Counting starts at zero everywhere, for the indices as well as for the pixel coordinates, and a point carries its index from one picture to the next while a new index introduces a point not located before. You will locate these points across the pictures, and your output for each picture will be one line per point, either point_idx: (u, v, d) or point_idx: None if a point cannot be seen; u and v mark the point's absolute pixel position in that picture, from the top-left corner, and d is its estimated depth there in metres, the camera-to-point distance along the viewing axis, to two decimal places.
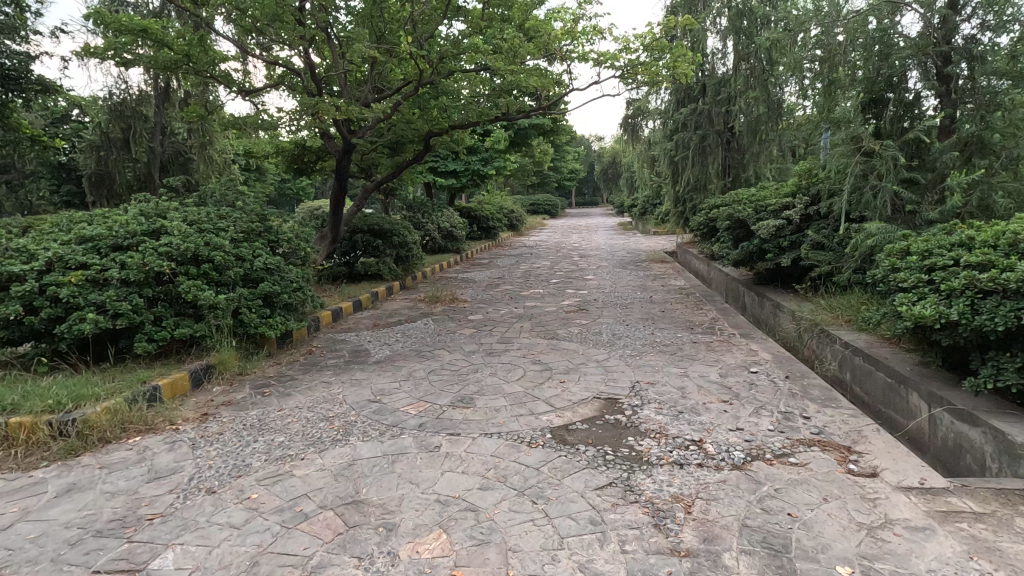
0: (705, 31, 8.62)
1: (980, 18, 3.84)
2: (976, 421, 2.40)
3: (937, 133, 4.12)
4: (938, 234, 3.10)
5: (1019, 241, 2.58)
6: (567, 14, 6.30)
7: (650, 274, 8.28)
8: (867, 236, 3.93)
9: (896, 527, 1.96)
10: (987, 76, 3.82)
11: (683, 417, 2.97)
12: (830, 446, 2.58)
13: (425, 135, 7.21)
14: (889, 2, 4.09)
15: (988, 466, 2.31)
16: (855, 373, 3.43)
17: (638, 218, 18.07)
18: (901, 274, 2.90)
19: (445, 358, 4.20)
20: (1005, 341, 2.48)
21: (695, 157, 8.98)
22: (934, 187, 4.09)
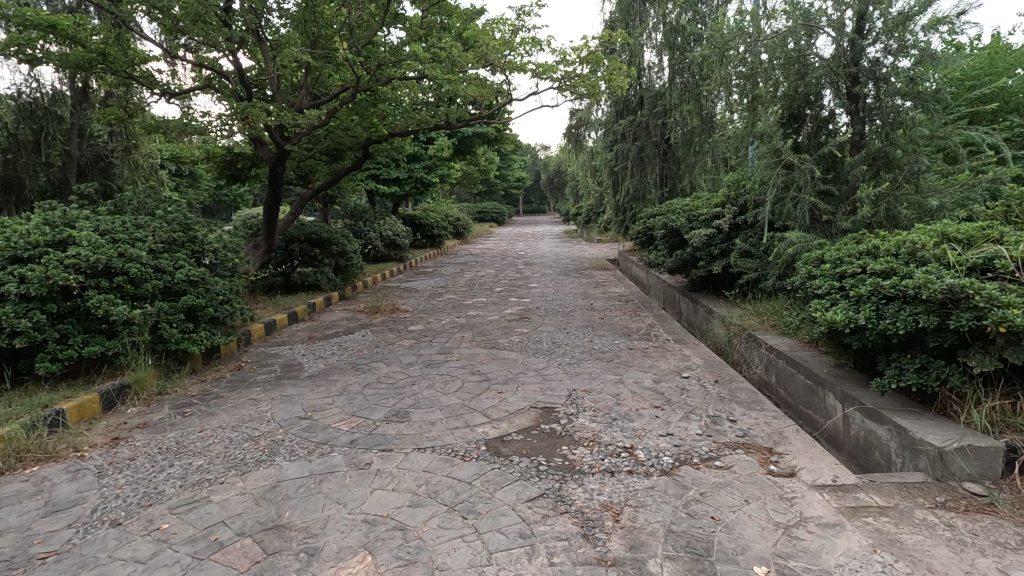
0: (641, 46, 8.92)
1: (884, 43, 4.14)
2: (883, 420, 2.55)
3: (849, 148, 4.40)
4: (848, 244, 3.30)
5: (918, 249, 2.78)
6: (506, 24, 6.35)
7: (591, 281, 8.42)
8: (788, 244, 4.14)
9: (810, 524, 2.05)
10: (891, 97, 4.11)
11: (616, 424, 3.02)
12: (753, 448, 2.69)
13: (364, 142, 7.08)
14: (805, 25, 4.36)
15: (894, 461, 2.47)
16: (779, 376, 3.59)
17: (583, 227, 18.36)
18: (817, 282, 3.06)
19: (382, 371, 4.11)
20: (905, 343, 2.66)
21: (634, 166, 9.26)
22: (846, 199, 4.37)
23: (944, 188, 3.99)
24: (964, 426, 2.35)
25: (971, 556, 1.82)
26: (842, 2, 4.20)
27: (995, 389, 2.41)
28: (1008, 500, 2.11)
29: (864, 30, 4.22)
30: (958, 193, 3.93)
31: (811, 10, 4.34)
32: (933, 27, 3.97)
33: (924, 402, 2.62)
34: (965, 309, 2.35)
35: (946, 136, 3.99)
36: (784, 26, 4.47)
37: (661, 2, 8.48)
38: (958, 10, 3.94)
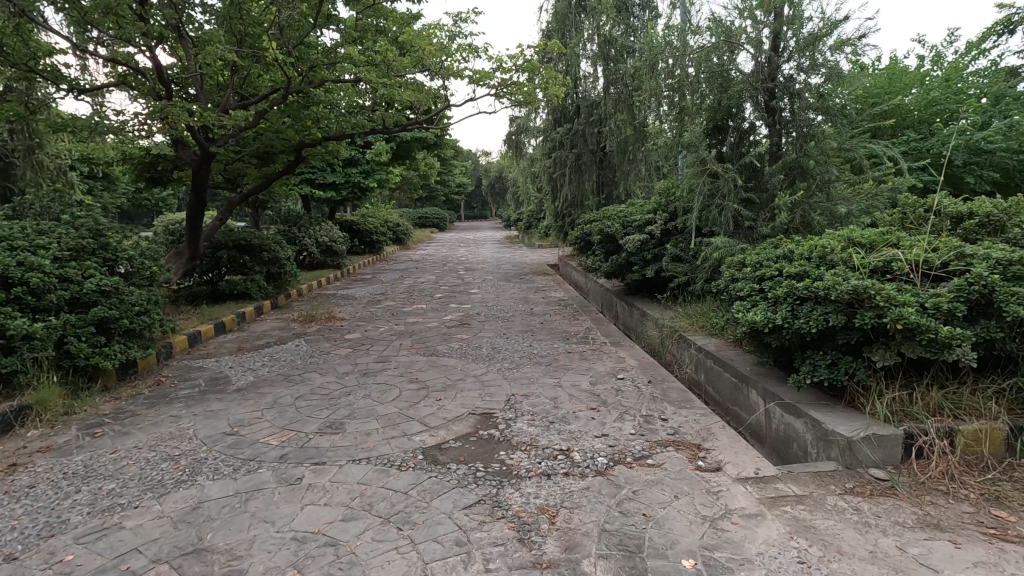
0: (577, 56, 9.16)
1: (797, 61, 4.43)
2: (800, 413, 2.72)
3: (768, 158, 4.68)
4: (767, 249, 3.50)
5: (827, 253, 2.98)
6: (443, 30, 6.36)
7: (531, 286, 8.50)
8: (714, 249, 4.35)
9: (734, 516, 2.15)
10: (804, 111, 4.40)
11: (553, 427, 3.06)
12: (683, 445, 2.79)
13: (296, 145, 6.86)
14: (726, 42, 4.60)
15: (810, 452, 2.64)
16: (707, 374, 3.76)
17: (524, 232, 18.52)
18: (739, 285, 3.23)
19: (316, 382, 3.97)
20: (818, 341, 2.85)
21: (572, 173, 9.46)
22: (766, 206, 4.64)
23: (851, 197, 4.32)
24: (870, 416, 2.54)
25: (875, 537, 1.97)
26: (759, 22, 4.47)
27: (895, 381, 2.62)
28: (907, 483, 2.30)
29: (779, 48, 4.50)
30: (863, 202, 4.26)
31: (732, 28, 4.59)
32: (839, 48, 4.30)
33: (835, 395, 2.81)
34: (868, 309, 2.55)
35: (852, 148, 4.32)
36: (708, 42, 4.71)
37: (595, 14, 8.75)
38: (860, 33, 4.28)
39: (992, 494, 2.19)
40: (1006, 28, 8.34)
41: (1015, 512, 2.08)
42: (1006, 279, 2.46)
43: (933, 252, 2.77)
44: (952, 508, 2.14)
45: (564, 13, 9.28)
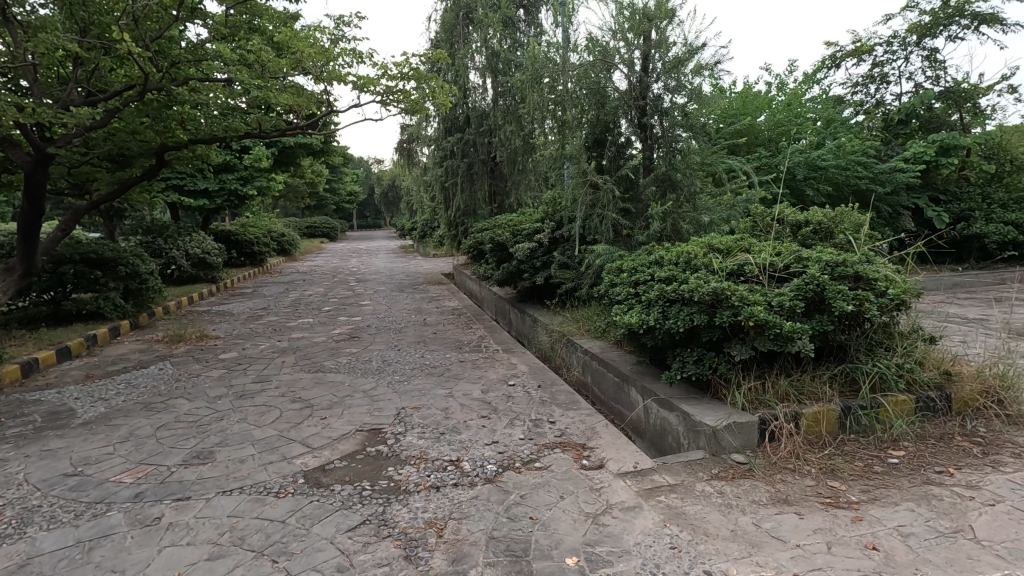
0: (465, 67, 9.25)
1: (664, 81, 4.80)
2: (673, 407, 2.92)
3: (642, 171, 5.01)
4: (641, 255, 3.74)
5: (692, 258, 3.25)
6: (324, 33, 6.11)
7: (425, 296, 8.39)
8: (596, 256, 4.57)
9: (614, 510, 2.25)
10: (672, 128, 4.79)
11: (443, 438, 3.03)
12: (569, 446, 2.89)
13: (157, 148, 6.23)
14: (602, 61, 4.87)
15: (683, 443, 2.84)
16: (593, 376, 3.94)
17: (419, 241, 18.27)
18: (617, 290, 3.41)
19: (182, 408, 3.59)
20: (686, 340, 3.09)
21: (463, 183, 9.51)
22: (642, 215, 4.97)
23: (714, 207, 4.76)
24: (730, 406, 2.80)
25: (735, 516, 2.17)
26: (631, 43, 4.79)
27: (751, 373, 2.91)
28: (762, 464, 2.56)
29: (648, 69, 4.85)
30: (722, 211, 4.72)
31: (607, 48, 4.88)
32: (699, 72, 4.72)
33: (702, 389, 3.06)
34: (726, 308, 2.81)
35: (713, 163, 4.77)
36: (585, 60, 4.96)
37: (482, 27, 8.91)
38: (716, 59, 4.74)
39: (828, 467, 2.50)
40: (833, 63, 9.68)
41: (846, 482, 2.39)
42: (834, 279, 2.85)
43: (778, 255, 3.13)
44: (798, 483, 2.40)
45: (451, 23, 9.33)
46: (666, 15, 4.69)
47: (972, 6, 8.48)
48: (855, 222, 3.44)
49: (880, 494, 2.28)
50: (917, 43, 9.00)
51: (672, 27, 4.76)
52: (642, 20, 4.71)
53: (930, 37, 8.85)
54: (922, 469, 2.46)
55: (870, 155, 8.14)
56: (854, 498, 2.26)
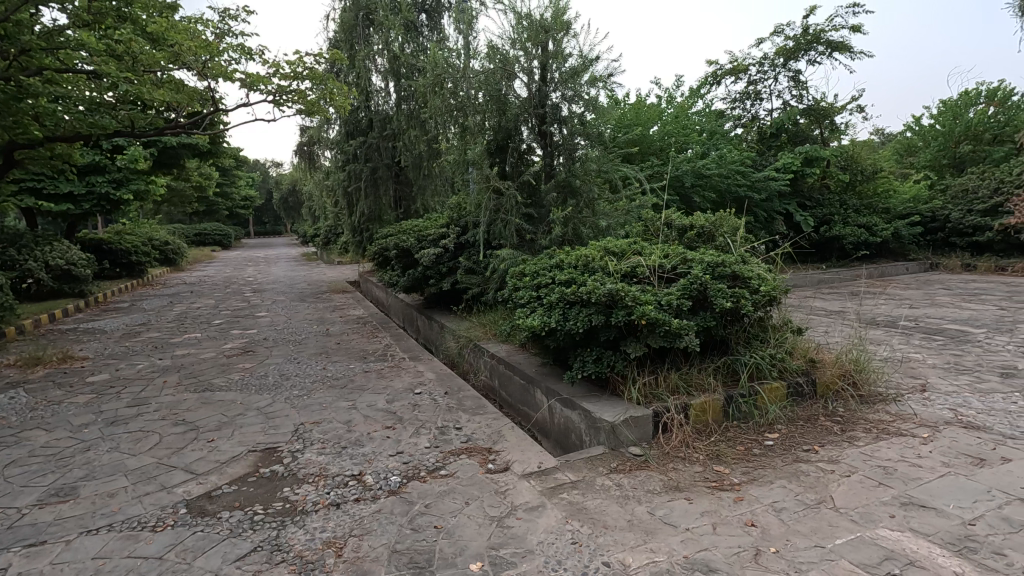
0: (367, 70, 9.03)
1: (562, 91, 4.96)
2: (575, 406, 3.02)
3: (543, 177, 5.14)
4: (543, 259, 3.84)
5: (590, 262, 3.38)
6: (207, 25, 5.71)
7: (328, 306, 8.05)
8: (501, 261, 4.63)
9: (518, 511, 2.28)
10: (571, 137, 4.97)
11: (344, 452, 2.91)
12: (475, 451, 2.89)
13: (6, 146, 5.48)
14: (503, 69, 4.95)
15: (585, 440, 2.94)
16: (500, 379, 3.97)
17: (322, 248, 17.52)
18: (520, 293, 3.46)
19: (39, 441, 3.17)
20: (586, 340, 3.21)
21: (367, 187, 9.24)
22: (543, 220, 5.10)
23: (611, 212, 4.98)
24: (627, 401, 2.94)
25: (632, 507, 2.27)
26: (530, 53, 4.91)
27: (645, 369, 3.07)
28: (656, 454, 2.71)
29: (547, 79, 4.99)
30: (619, 217, 4.97)
31: (507, 56, 4.98)
32: (593, 83, 4.93)
33: (602, 387, 3.18)
34: (621, 308, 2.95)
35: (609, 170, 5.00)
36: (486, 67, 5.03)
37: (383, 29, 8.76)
38: (608, 72, 4.98)
39: (714, 454, 2.70)
40: (715, 79, 10.53)
41: (729, 465, 2.59)
42: (715, 278, 3.09)
43: (667, 257, 3.34)
44: (688, 470, 2.57)
45: (350, 24, 9.06)
46: (561, 27, 4.86)
47: (827, 34, 9.59)
48: (733, 226, 3.76)
49: (758, 474, 2.49)
50: (784, 65, 10.02)
51: (568, 39, 4.95)
52: (539, 31, 4.86)
53: (794, 59, 9.88)
54: (792, 448, 2.73)
55: (747, 164, 8.93)
56: (736, 480, 2.45)
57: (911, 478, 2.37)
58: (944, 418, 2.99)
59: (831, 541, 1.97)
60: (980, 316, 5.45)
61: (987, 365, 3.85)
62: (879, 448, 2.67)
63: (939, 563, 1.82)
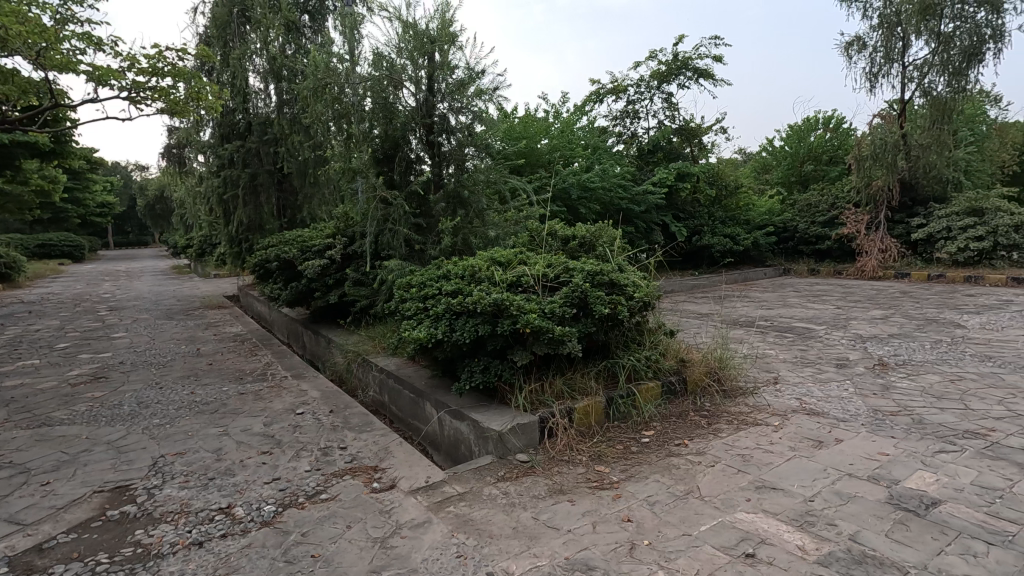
0: (244, 69, 8.45)
1: (449, 102, 4.96)
2: (464, 417, 3.01)
3: (432, 187, 5.10)
4: (430, 270, 3.80)
5: (477, 271, 3.40)
6: (43, 8, 5.03)
7: (201, 323, 7.37)
8: (389, 272, 4.52)
9: (403, 530, 2.21)
10: (459, 148, 4.98)
11: (212, 484, 2.66)
12: (359, 471, 2.77)
13: None
14: (389, 77, 4.86)
15: (474, 450, 2.95)
16: (389, 394, 3.86)
17: (196, 260, 16.02)
18: (406, 305, 3.40)
19: None
20: (474, 350, 3.22)
21: (246, 195, 8.63)
22: (433, 231, 5.07)
23: (499, 223, 5.06)
24: (514, 409, 2.99)
25: (517, 514, 2.30)
26: (416, 61, 4.86)
27: (531, 376, 3.14)
28: (542, 459, 2.77)
29: (434, 90, 4.97)
30: (507, 227, 5.06)
31: (393, 64, 4.90)
32: (480, 95, 4.99)
33: (490, 396, 3.21)
34: (506, 317, 3.00)
35: (498, 182, 5.08)
36: (371, 74, 4.91)
37: (261, 28, 8.27)
38: (494, 85, 5.05)
39: (596, 454, 2.81)
40: (598, 98, 11.12)
41: (609, 464, 2.72)
42: (594, 286, 3.24)
43: (550, 266, 3.45)
44: (571, 472, 2.66)
45: (224, 19, 8.42)
46: (447, 39, 4.88)
47: (694, 62, 10.53)
48: (611, 236, 3.98)
49: (635, 471, 2.63)
50: (658, 87, 10.84)
51: (454, 51, 4.97)
52: (425, 41, 4.84)
53: (667, 83, 10.73)
54: (665, 443, 2.92)
55: (628, 179, 9.52)
56: (615, 477, 2.58)
57: (764, 463, 2.64)
58: (792, 407, 3.36)
59: (697, 528, 2.13)
60: (822, 315, 6.22)
61: (824, 357, 4.39)
62: (739, 438, 2.94)
63: (785, 538, 2.03)
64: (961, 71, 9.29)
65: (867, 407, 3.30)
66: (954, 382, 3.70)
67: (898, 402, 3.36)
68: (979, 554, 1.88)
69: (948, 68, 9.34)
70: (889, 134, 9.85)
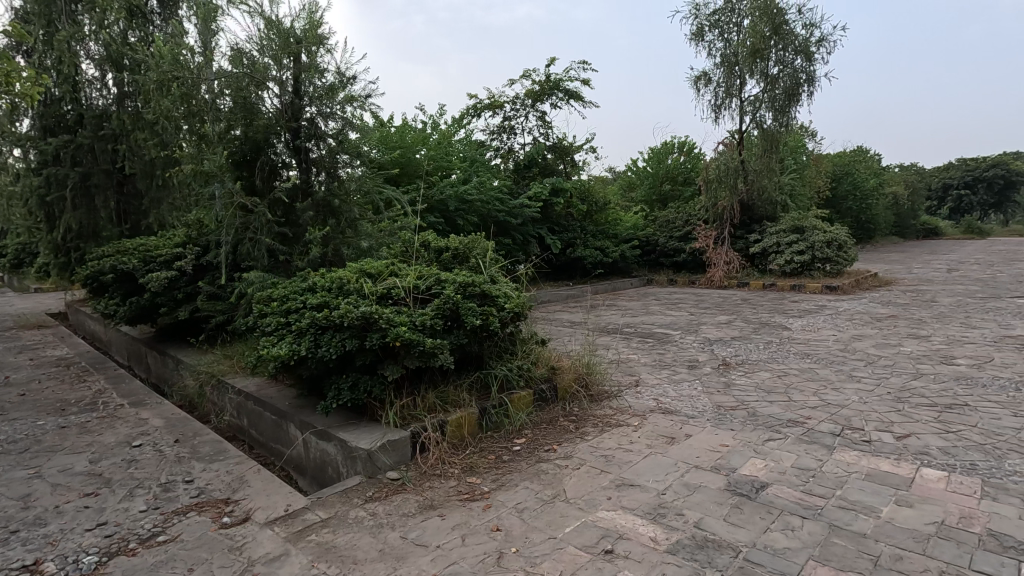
0: (74, 55, 7.39)
1: (318, 107, 4.71)
2: (330, 437, 2.85)
3: (299, 194, 4.81)
4: (294, 282, 3.57)
5: (344, 284, 3.26)
6: None
7: (13, 346, 6.25)
8: (249, 284, 4.17)
9: (255, 567, 2.03)
10: (330, 155, 4.76)
11: (16, 538, 2.25)
12: (207, 505, 2.50)
13: None
14: (248, 75, 4.52)
15: (342, 472, 2.80)
16: (248, 417, 3.55)
17: (9, 272, 13.60)
18: (266, 320, 3.15)
19: None
20: (341, 366, 3.07)
21: (76, 198, 7.52)
22: (300, 241, 4.79)
23: (373, 233, 4.90)
24: (384, 425, 2.89)
25: (385, 535, 2.21)
26: (279, 61, 4.57)
27: (402, 391, 3.06)
28: (414, 476, 2.70)
29: (300, 92, 4.70)
30: (382, 237, 4.92)
31: (254, 62, 4.58)
32: (350, 102, 4.80)
33: (359, 414, 3.08)
34: (375, 331, 2.90)
35: (371, 192, 4.93)
36: (229, 71, 4.54)
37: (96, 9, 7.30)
38: (366, 92, 4.90)
39: (468, 466, 2.81)
40: (475, 111, 11.28)
41: (481, 475, 2.72)
42: (465, 297, 3.25)
43: (422, 278, 3.41)
44: (443, 486, 2.62)
45: None
46: (314, 41, 4.66)
47: (565, 83, 11.10)
48: (484, 247, 4.03)
49: (506, 479, 2.67)
50: (533, 105, 11.27)
51: (323, 54, 4.76)
52: (289, 41, 4.57)
53: (541, 101, 11.19)
54: (535, 450, 3.00)
55: (505, 192, 9.76)
56: (486, 488, 2.59)
57: (624, 462, 2.81)
58: (650, 407, 3.63)
59: (562, 530, 2.21)
60: (677, 321, 6.82)
61: (678, 359, 4.81)
62: (603, 439, 3.11)
63: (640, 532, 2.18)
64: (784, 108, 10.83)
65: (712, 404, 3.66)
66: (781, 378, 4.24)
67: (737, 398, 3.78)
68: (796, 528, 2.16)
69: (775, 105, 10.83)
70: (730, 160, 11.16)
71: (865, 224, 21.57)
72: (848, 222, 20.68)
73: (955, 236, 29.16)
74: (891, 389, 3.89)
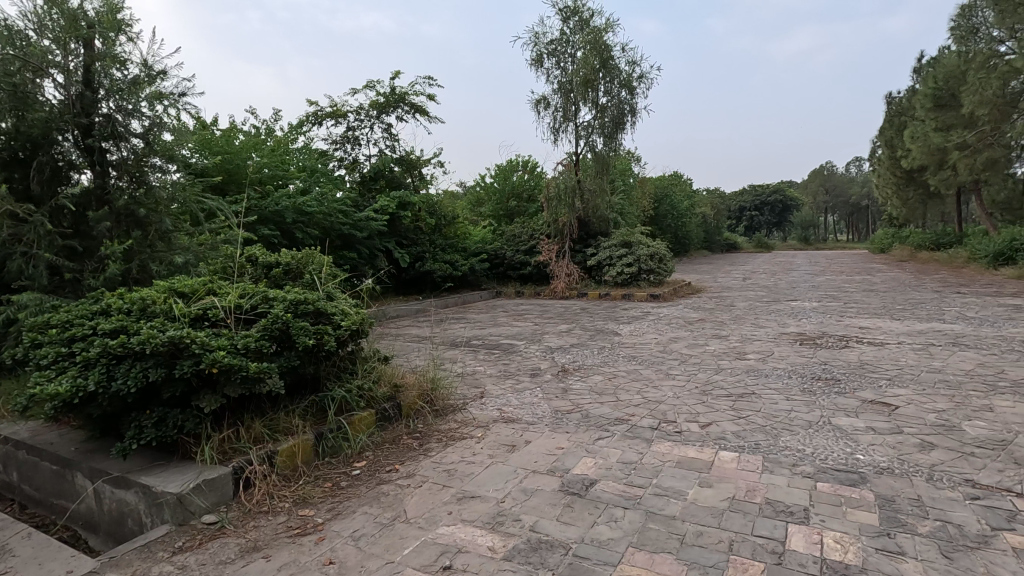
0: None
1: (116, 101, 4.03)
2: (129, 484, 2.46)
3: (93, 202, 4.11)
4: (82, 304, 3.03)
5: (148, 306, 2.86)
6: None
7: None
8: (20, 309, 3.47)
9: None
10: (134, 158, 4.13)
11: None
12: None
13: None
14: (20, 58, 3.76)
15: (144, 522, 2.43)
16: (19, 471, 2.92)
17: None
18: (41, 351, 2.63)
19: None
20: (144, 402, 2.68)
21: None
22: (93, 256, 4.11)
23: (190, 247, 4.40)
24: (199, 464, 2.58)
25: None
26: (64, 44, 3.91)
27: (222, 424, 2.76)
28: (235, 517, 2.44)
29: (93, 83, 4.01)
30: (201, 252, 4.44)
31: (29, 44, 3.84)
32: (159, 99, 4.24)
33: (168, 454, 2.71)
34: (187, 357, 2.58)
35: (187, 201, 4.40)
36: None
37: None
38: (179, 90, 4.38)
39: (300, 497, 2.61)
40: (316, 119, 10.71)
41: (315, 506, 2.55)
42: (297, 316, 3.03)
43: (246, 296, 3.12)
44: (270, 523, 2.40)
45: None
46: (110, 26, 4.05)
47: (410, 97, 11.05)
48: (320, 263, 3.82)
49: (342, 507, 2.53)
50: (378, 116, 11.03)
51: (123, 43, 4.16)
52: (78, 23, 3.92)
53: (386, 113, 11.01)
54: (376, 472, 2.90)
55: (350, 204, 9.39)
56: (320, 519, 2.43)
57: (466, 475, 2.83)
58: (493, 417, 3.72)
59: (399, 553, 2.15)
60: (523, 331, 7.11)
61: (522, 368, 5.01)
62: (446, 454, 3.11)
63: (478, 543, 2.20)
64: (612, 135, 11.97)
65: (551, 409, 3.86)
66: (611, 380, 4.62)
67: (573, 401, 4.04)
68: (618, 519, 2.36)
69: (604, 131, 11.91)
70: (568, 180, 11.98)
71: (682, 240, 24.63)
72: (668, 237, 23.42)
73: (749, 250, 34.58)
74: (699, 384, 4.46)
